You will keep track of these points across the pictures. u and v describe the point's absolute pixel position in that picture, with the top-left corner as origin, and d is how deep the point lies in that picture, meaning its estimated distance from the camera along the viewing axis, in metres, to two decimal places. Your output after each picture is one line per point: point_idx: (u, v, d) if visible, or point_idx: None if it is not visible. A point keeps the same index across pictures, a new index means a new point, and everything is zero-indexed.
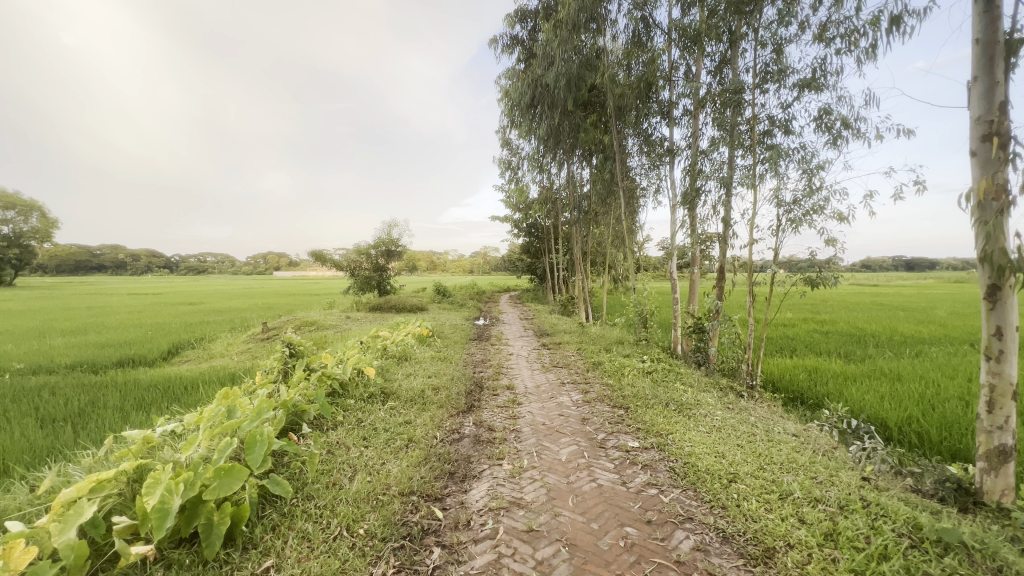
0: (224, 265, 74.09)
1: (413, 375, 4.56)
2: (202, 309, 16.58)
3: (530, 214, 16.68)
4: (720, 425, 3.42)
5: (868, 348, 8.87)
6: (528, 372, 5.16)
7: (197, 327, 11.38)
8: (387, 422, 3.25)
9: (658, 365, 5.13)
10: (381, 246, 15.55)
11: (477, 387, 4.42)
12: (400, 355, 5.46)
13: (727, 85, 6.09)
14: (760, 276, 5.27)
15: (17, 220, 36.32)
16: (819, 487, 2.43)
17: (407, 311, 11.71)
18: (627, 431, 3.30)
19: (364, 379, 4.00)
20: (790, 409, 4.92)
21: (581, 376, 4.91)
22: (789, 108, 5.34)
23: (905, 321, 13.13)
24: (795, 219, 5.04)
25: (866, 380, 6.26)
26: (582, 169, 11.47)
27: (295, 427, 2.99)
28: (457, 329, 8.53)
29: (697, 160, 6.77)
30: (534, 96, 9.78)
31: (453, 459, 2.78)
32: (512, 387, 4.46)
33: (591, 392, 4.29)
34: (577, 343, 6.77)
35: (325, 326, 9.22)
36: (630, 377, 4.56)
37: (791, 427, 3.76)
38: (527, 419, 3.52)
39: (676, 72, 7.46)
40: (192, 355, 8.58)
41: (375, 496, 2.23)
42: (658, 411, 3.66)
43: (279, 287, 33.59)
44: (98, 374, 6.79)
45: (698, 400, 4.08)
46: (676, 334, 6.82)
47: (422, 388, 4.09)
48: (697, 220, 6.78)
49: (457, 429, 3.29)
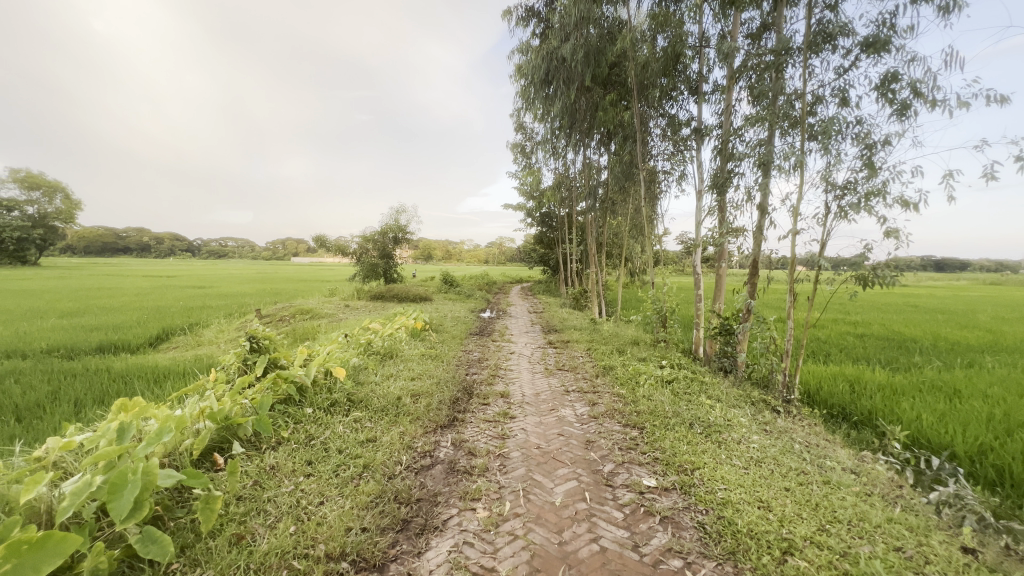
0: (244, 249, 75.13)
1: (393, 378, 3.95)
2: (208, 294, 16.34)
3: (544, 202, 15.92)
4: (757, 457, 2.73)
5: (912, 356, 7.99)
6: (528, 376, 4.51)
7: (194, 311, 11.02)
8: (343, 442, 2.64)
9: (679, 372, 4.43)
10: (389, 232, 15.02)
11: (465, 394, 3.78)
12: (386, 353, 4.85)
13: (768, 52, 5.28)
14: (801, 272, 4.51)
15: (42, 201, 37.09)
16: (910, 568, 1.74)
17: (410, 301, 11.16)
18: (642, 462, 2.64)
19: (330, 382, 3.40)
20: (833, 430, 4.20)
21: (589, 383, 4.24)
22: (845, 75, 4.53)
23: (947, 325, 12.10)
24: (848, 205, 4.28)
25: (919, 394, 5.46)
26: (599, 155, 10.68)
27: (224, 447, 2.41)
28: (458, 323, 7.91)
29: (728, 139, 5.99)
30: (548, 72, 8.98)
31: (415, 498, 2.15)
32: (506, 394, 3.82)
33: (598, 405, 3.63)
34: (588, 342, 6.10)
35: (320, 315, 8.70)
36: (646, 387, 3.88)
37: (845, 458, 3.04)
38: (518, 440, 2.88)
39: (708, 41, 6.63)
40: (180, 342, 8.15)
41: (289, 562, 1.62)
42: (680, 434, 2.98)
43: (292, 273, 33.46)
44: (72, 360, 6.36)
45: (728, 420, 3.38)
46: (699, 335, 6.11)
47: (399, 394, 3.47)
48: (729, 210, 6.05)
49: (430, 452, 2.67)
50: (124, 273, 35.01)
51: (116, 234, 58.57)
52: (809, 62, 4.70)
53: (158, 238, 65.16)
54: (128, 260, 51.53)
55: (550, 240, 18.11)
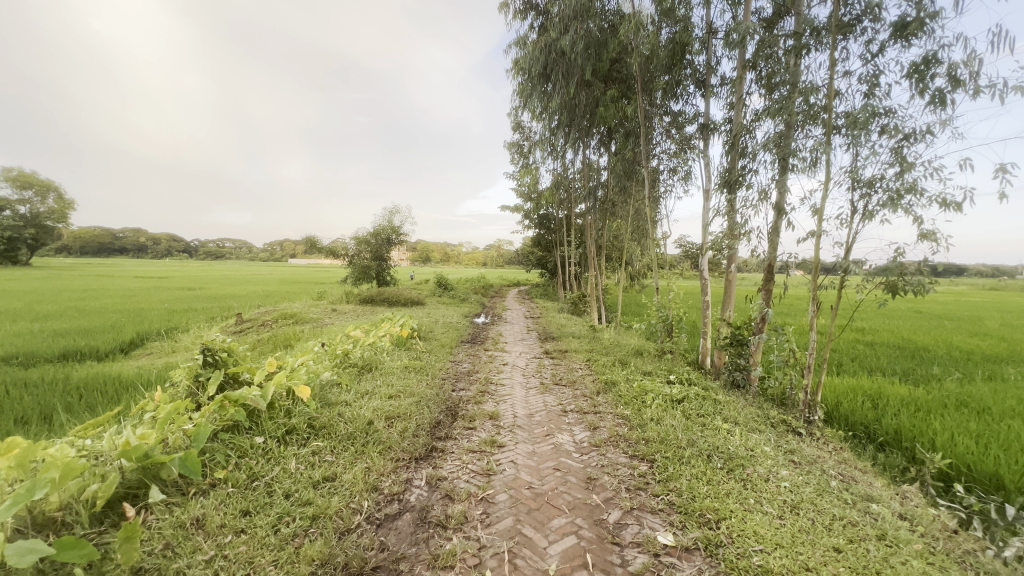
0: (240, 250, 74.67)
1: (367, 396, 3.49)
2: (195, 295, 15.84)
3: (542, 204, 15.50)
4: (792, 501, 2.27)
5: (929, 366, 7.57)
6: (521, 392, 4.06)
7: (175, 314, 10.52)
8: (293, 483, 2.17)
9: (689, 389, 3.99)
10: (382, 233, 14.57)
11: (449, 416, 3.32)
12: (365, 366, 4.39)
13: (784, 38, 4.85)
14: (824, 278, 4.04)
15: (34, 201, 36.61)
16: None
17: (402, 304, 10.71)
18: (655, 508, 2.19)
19: (290, 403, 2.93)
20: (861, 456, 3.77)
21: (589, 401, 3.79)
22: (873, 61, 4.10)
23: (958, 332, 11.69)
24: (875, 205, 3.83)
25: (946, 411, 5.03)
26: (599, 154, 10.26)
27: (138, 494, 1.93)
28: (449, 329, 7.46)
29: (739, 134, 5.56)
30: (546, 66, 8.51)
31: (371, 566, 1.70)
32: (496, 416, 3.36)
33: (600, 429, 3.18)
34: (587, 351, 5.65)
35: (304, 321, 8.22)
36: (653, 408, 3.43)
37: (891, 499, 2.59)
38: (506, 478, 2.42)
39: (717, 31, 6.21)
40: (154, 348, 7.67)
41: None
42: (697, 469, 2.53)
43: (286, 275, 33.03)
44: (29, 368, 5.87)
45: (750, 450, 2.93)
46: (707, 345, 5.67)
47: (371, 417, 3.01)
48: (739, 211, 5.62)
49: (398, 495, 2.21)
50: (116, 274, 34.42)
51: (111, 234, 57.98)
52: (833, 47, 4.27)
53: (153, 238, 64.52)
54: (122, 260, 50.98)
55: (547, 242, 17.68)
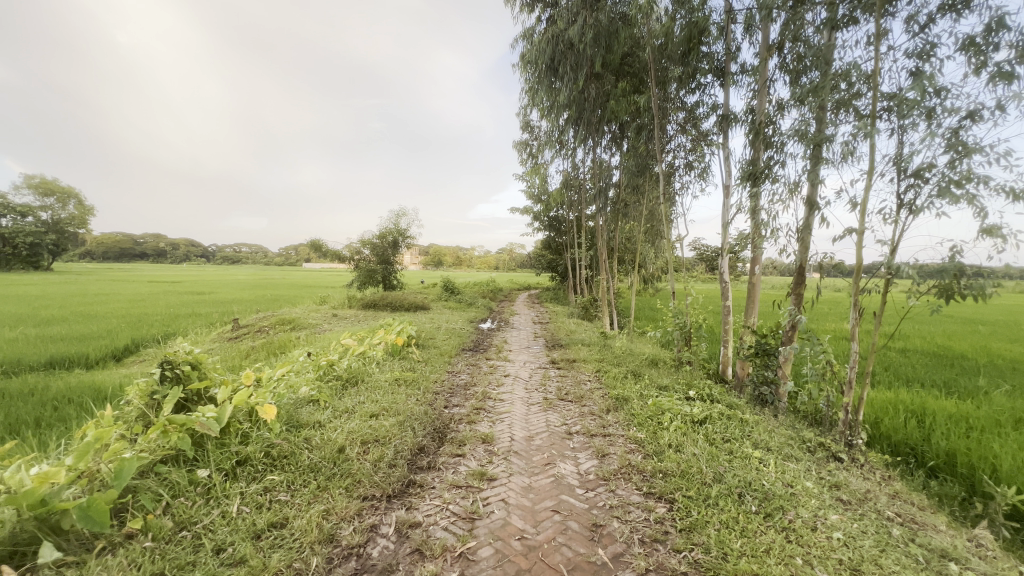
0: (255, 254, 75.65)
1: (344, 415, 3.09)
2: (201, 300, 15.72)
3: (552, 205, 15.09)
4: (851, 561, 1.80)
5: (972, 376, 6.94)
6: (521, 409, 3.63)
7: (176, 320, 10.32)
8: (230, 533, 1.78)
9: (711, 406, 3.52)
10: (388, 236, 14.29)
11: (436, 439, 2.91)
12: (350, 378, 4.00)
13: (815, 16, 4.36)
14: (866, 280, 3.51)
15: (55, 207, 37.32)
16: None
17: (405, 309, 10.37)
18: (676, 571, 1.74)
19: (248, 426, 2.53)
20: (912, 487, 3.27)
21: (597, 421, 3.35)
22: (920, 35, 3.60)
23: (997, 338, 10.93)
24: (925, 197, 3.31)
25: (1003, 430, 4.46)
26: (610, 152, 9.80)
27: (27, 552, 1.54)
28: (451, 336, 7.07)
29: (763, 125, 5.05)
30: (554, 58, 8.03)
31: None
32: (489, 439, 2.94)
33: (609, 458, 2.74)
34: (596, 361, 5.20)
35: (301, 327, 7.90)
36: (671, 431, 2.98)
37: (969, 553, 2.10)
38: (493, 525, 1.99)
39: (736, 14, 5.73)
40: (147, 355, 7.40)
41: None
42: (727, 514, 2.07)
43: (297, 280, 33.10)
44: (11, 377, 5.61)
45: (790, 486, 2.45)
46: (728, 354, 5.19)
47: (344, 442, 2.61)
48: (765, 207, 5.12)
49: (357, 549, 1.79)
50: (132, 279, 34.80)
51: (130, 239, 59.11)
52: (873, 21, 3.77)
53: (171, 243, 65.53)
54: (140, 265, 51.90)
55: (558, 245, 17.26)
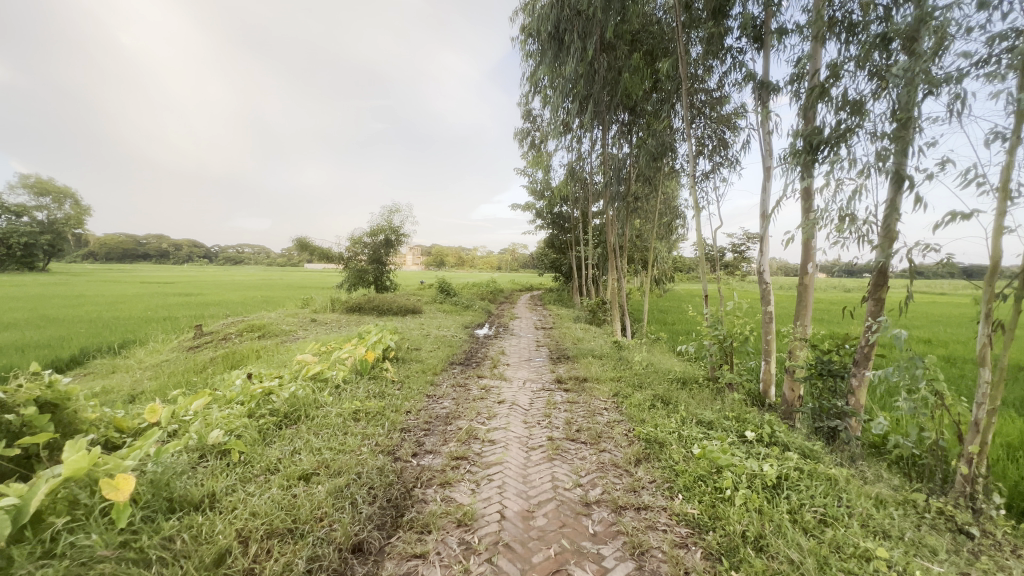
0: (256, 255, 75.08)
1: (257, 482, 2.12)
2: (183, 302, 14.79)
3: (556, 200, 14.11)
4: None
5: None
6: (517, 459, 2.65)
7: (143, 324, 9.36)
8: None
9: (780, 457, 2.54)
10: (380, 233, 13.33)
11: (388, 522, 1.94)
12: (292, 411, 3.01)
13: None
14: (998, 286, 2.47)
15: (51, 207, 36.57)
16: None
17: (394, 313, 9.40)
18: None
19: (70, 520, 1.56)
20: None
21: (624, 482, 2.37)
22: None
23: None
24: None
25: None
26: (621, 138, 8.77)
27: None
28: (440, 346, 6.09)
29: (822, 86, 4.00)
30: (559, 26, 6.97)
31: None
32: (467, 522, 1.96)
33: (652, 560, 1.76)
34: (611, 382, 4.21)
35: (271, 335, 6.93)
36: (739, 508, 1.99)
37: None
38: None
39: None
40: (92, 367, 6.44)
41: None
42: None
43: (293, 281, 32.22)
44: None
45: None
46: (773, 372, 4.23)
47: (228, 543, 1.64)
48: (822, 191, 4.15)
49: None
50: (126, 278, 33.98)
51: (130, 239, 58.45)
52: None
53: (172, 243, 64.85)
54: (138, 266, 51.27)
55: (562, 243, 16.28)
